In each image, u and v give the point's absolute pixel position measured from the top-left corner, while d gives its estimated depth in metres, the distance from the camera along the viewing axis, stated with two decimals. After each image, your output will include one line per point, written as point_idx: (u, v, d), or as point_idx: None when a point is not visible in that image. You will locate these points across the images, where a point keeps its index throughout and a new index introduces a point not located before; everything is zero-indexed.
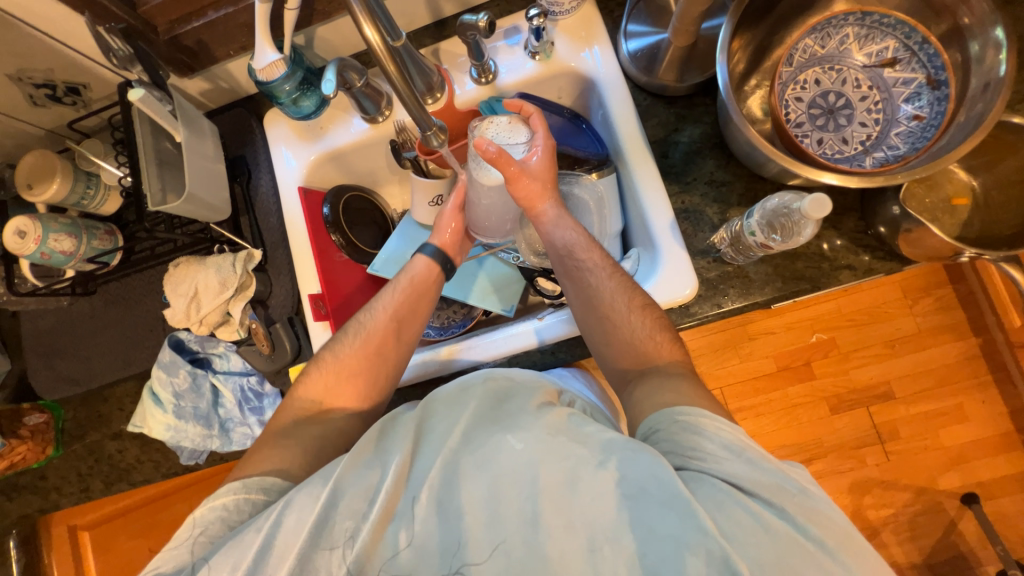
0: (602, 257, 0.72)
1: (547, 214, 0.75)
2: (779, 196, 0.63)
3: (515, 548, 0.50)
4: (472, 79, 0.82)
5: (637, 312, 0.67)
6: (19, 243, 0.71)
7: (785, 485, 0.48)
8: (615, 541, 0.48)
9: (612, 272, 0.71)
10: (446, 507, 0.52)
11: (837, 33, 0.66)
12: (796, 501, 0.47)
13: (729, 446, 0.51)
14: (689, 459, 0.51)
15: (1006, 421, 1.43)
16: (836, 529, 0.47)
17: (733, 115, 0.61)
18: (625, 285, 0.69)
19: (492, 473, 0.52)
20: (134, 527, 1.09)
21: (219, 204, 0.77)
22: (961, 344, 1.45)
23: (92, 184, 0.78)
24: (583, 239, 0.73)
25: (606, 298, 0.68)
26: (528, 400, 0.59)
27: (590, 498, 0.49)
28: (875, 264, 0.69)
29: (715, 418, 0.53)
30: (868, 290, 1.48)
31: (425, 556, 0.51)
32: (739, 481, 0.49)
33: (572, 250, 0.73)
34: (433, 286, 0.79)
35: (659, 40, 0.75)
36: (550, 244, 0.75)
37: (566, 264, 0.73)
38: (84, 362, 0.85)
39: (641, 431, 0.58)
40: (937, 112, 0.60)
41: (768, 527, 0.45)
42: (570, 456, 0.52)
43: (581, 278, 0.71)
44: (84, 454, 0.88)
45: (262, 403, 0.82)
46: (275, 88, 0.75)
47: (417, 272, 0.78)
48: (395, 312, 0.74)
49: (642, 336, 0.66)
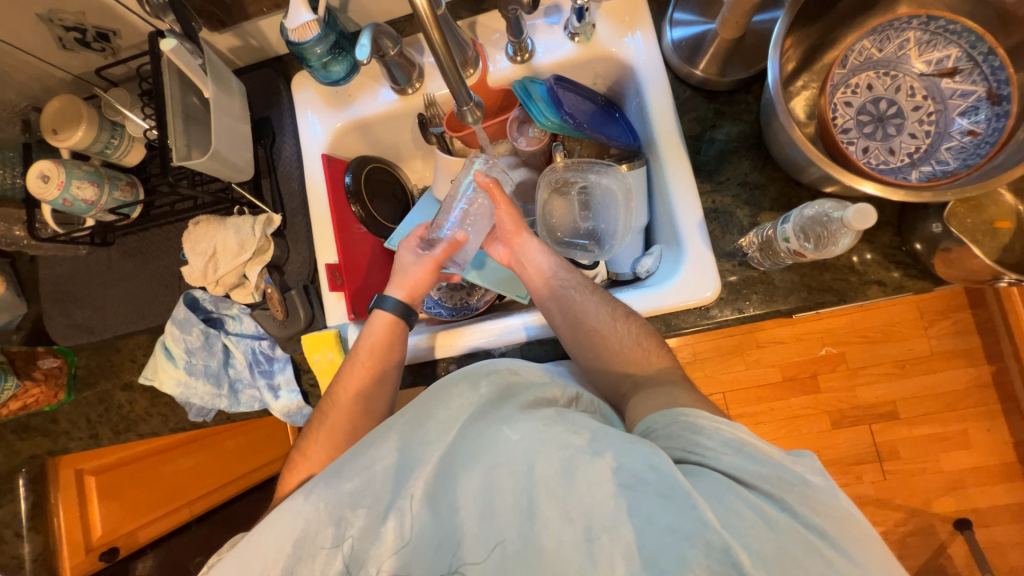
0: (583, 277, 0.74)
1: (529, 242, 0.77)
2: (819, 205, 0.61)
3: (512, 541, 0.50)
4: (508, 57, 0.79)
5: (622, 321, 0.68)
6: (43, 188, 0.71)
7: (785, 476, 0.47)
8: (613, 530, 0.47)
9: (594, 289, 0.72)
10: (440, 502, 0.54)
11: (897, 36, 0.63)
12: (797, 492, 0.46)
13: (729, 443, 0.51)
14: (689, 454, 0.51)
15: (1010, 451, 1.41)
16: (838, 517, 0.46)
17: (779, 115, 0.59)
18: (607, 298, 0.71)
19: (490, 463, 0.53)
20: (140, 475, 1.13)
21: (242, 164, 0.76)
22: (973, 371, 1.42)
23: (116, 134, 0.78)
24: (562, 263, 0.76)
25: (588, 313, 0.70)
26: (524, 396, 0.59)
27: (587, 488, 0.49)
28: (905, 282, 0.67)
29: (714, 419, 0.53)
30: (885, 307, 1.45)
31: (424, 551, 0.53)
32: (739, 476, 0.48)
33: (556, 272, 0.75)
34: (392, 352, 0.75)
35: (705, 30, 0.72)
36: (537, 269, 0.76)
37: (548, 287, 0.74)
38: (99, 312, 0.86)
39: (641, 429, 0.58)
40: (995, 128, 0.57)
41: (768, 520, 0.45)
42: (566, 445, 0.51)
43: (565, 298, 0.71)
44: (94, 403, 0.89)
45: (272, 367, 0.81)
46: (306, 51, 0.73)
47: (366, 345, 0.75)
48: (352, 389, 0.73)
49: (629, 344, 0.67)
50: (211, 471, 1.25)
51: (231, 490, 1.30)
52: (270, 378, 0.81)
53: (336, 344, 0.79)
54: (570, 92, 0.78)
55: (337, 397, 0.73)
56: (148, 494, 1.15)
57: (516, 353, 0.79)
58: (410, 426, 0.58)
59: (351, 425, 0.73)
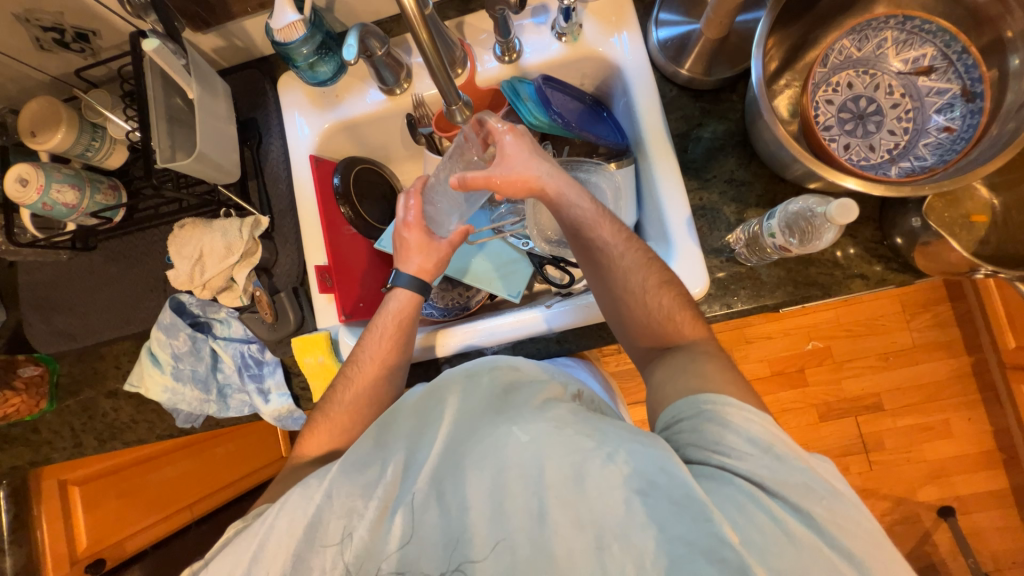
0: (616, 230, 0.66)
1: (550, 192, 0.68)
2: (803, 200, 0.61)
3: (520, 543, 0.50)
4: (496, 57, 0.80)
5: (653, 293, 0.63)
6: (22, 192, 0.70)
7: (811, 485, 0.45)
8: (624, 538, 0.46)
9: (628, 246, 0.65)
10: (448, 500, 0.53)
11: (876, 36, 0.65)
12: (824, 505, 0.44)
13: (757, 440, 0.48)
14: (712, 455, 0.49)
15: (990, 439, 1.45)
16: (864, 536, 0.44)
17: (763, 113, 0.60)
18: (642, 260, 0.64)
19: (497, 465, 0.52)
20: (125, 486, 1.10)
21: (229, 166, 0.75)
22: (954, 362, 1.46)
23: (97, 136, 0.76)
24: (591, 214, 0.66)
25: (619, 279, 0.64)
26: (536, 393, 0.58)
27: (598, 493, 0.48)
28: (887, 275, 0.69)
29: (743, 408, 0.50)
30: (869, 301, 1.48)
31: (428, 548, 0.53)
32: (760, 481, 0.46)
33: (582, 228, 0.66)
34: (412, 320, 0.76)
35: (690, 30, 0.73)
36: (563, 221, 0.68)
37: (577, 243, 0.67)
38: (81, 317, 0.84)
39: (664, 420, 0.56)
40: (970, 125, 0.59)
41: (788, 533, 0.43)
42: (576, 448, 0.50)
43: (595, 259, 0.66)
44: (77, 411, 0.87)
45: (262, 371, 0.80)
46: (292, 51, 0.73)
47: (392, 310, 0.76)
48: (379, 352, 0.73)
49: (660, 317, 0.62)
50: (200, 479, 1.23)
51: (220, 498, 1.29)
52: (260, 382, 0.80)
53: (326, 347, 0.78)
54: (557, 91, 0.79)
55: (362, 358, 0.74)
56: (133, 505, 1.12)
57: (510, 351, 0.79)
58: (420, 427, 0.60)
59: (345, 427, 0.72)
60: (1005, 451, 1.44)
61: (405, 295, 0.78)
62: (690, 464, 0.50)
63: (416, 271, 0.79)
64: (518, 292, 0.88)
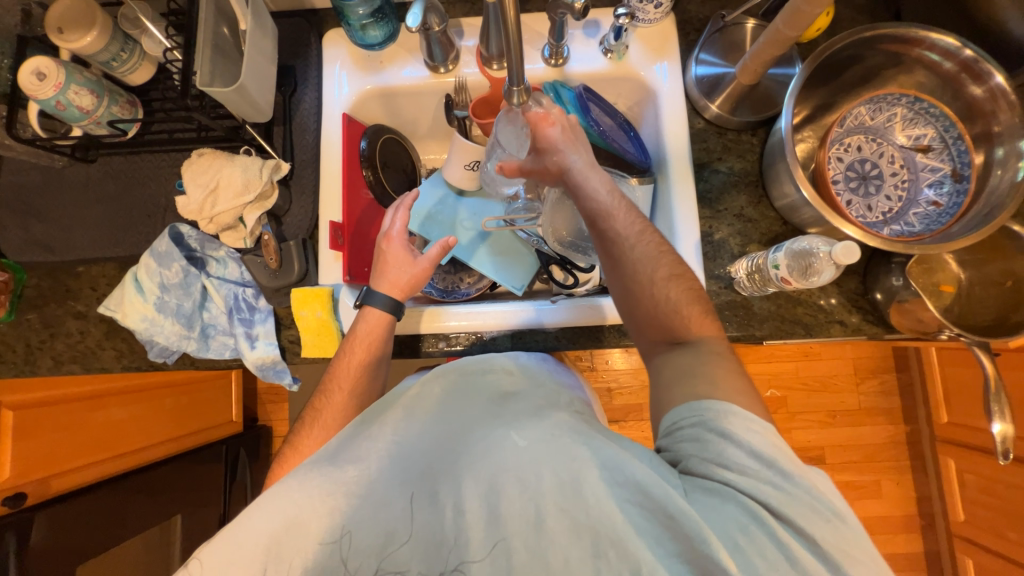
0: (633, 219, 0.69)
1: (571, 175, 0.71)
2: (809, 240, 0.67)
3: (515, 547, 0.50)
4: (543, 58, 0.84)
5: (661, 285, 0.66)
6: (36, 85, 0.67)
7: (818, 507, 0.48)
8: (621, 545, 0.47)
9: (645, 236, 0.68)
10: (443, 497, 0.54)
11: (888, 109, 0.72)
12: (829, 527, 0.47)
13: (760, 455, 0.50)
14: (716, 468, 0.51)
15: (913, 504, 1.56)
16: (868, 562, 0.46)
17: (786, 154, 0.65)
18: (656, 252, 0.67)
19: (495, 464, 0.54)
20: (68, 418, 1.02)
21: (264, 106, 0.74)
22: (892, 429, 1.58)
23: (127, 48, 0.74)
24: (606, 205, 0.69)
25: (631, 269, 0.67)
26: (531, 401, 0.62)
27: (596, 501, 0.49)
28: (863, 325, 0.75)
29: (746, 418, 0.53)
30: (827, 359, 1.59)
31: (421, 546, 0.52)
32: (767, 501, 0.48)
33: (598, 218, 0.69)
34: (383, 343, 0.74)
35: (726, 72, 0.79)
36: (585, 207, 0.70)
37: (592, 233, 0.70)
38: (65, 230, 0.79)
39: (664, 426, 0.58)
40: (954, 203, 0.67)
41: (793, 560, 0.45)
42: (570, 456, 0.52)
43: (611, 246, 0.68)
44: (38, 327, 0.81)
45: (253, 317, 0.78)
46: (349, 10, 0.74)
47: (360, 332, 0.74)
48: (346, 378, 0.72)
49: (671, 312, 0.65)
50: (144, 427, 1.18)
51: (160, 452, 1.21)
52: (247, 328, 0.78)
53: (326, 303, 0.77)
54: (594, 101, 0.84)
55: (336, 367, 0.74)
56: (73, 441, 1.02)
57: (508, 341, 0.81)
58: (421, 410, 0.63)
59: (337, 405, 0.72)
60: (923, 517, 1.55)
61: (375, 313, 0.74)
62: (691, 475, 0.52)
63: (388, 285, 0.77)
64: (521, 285, 0.90)
